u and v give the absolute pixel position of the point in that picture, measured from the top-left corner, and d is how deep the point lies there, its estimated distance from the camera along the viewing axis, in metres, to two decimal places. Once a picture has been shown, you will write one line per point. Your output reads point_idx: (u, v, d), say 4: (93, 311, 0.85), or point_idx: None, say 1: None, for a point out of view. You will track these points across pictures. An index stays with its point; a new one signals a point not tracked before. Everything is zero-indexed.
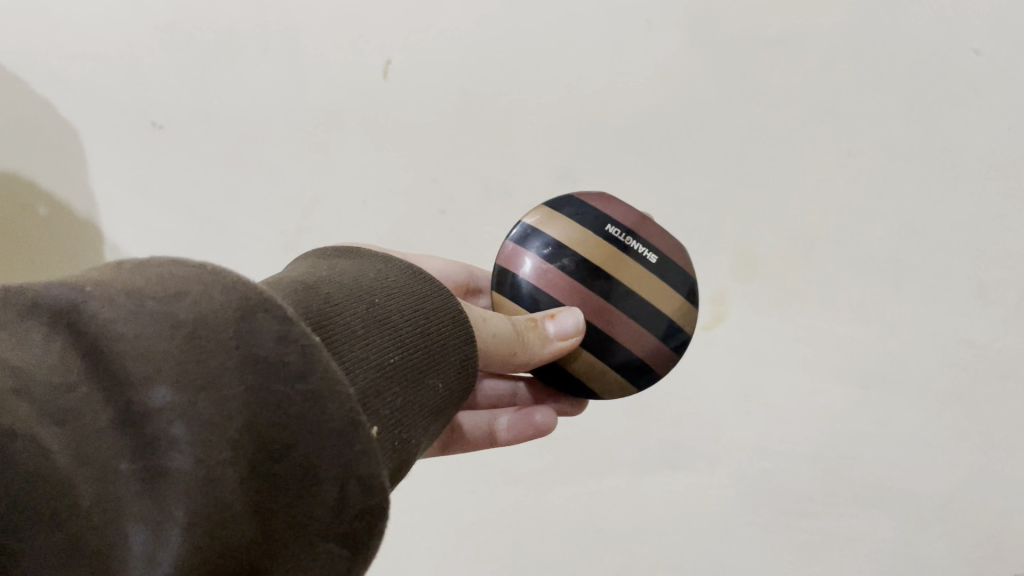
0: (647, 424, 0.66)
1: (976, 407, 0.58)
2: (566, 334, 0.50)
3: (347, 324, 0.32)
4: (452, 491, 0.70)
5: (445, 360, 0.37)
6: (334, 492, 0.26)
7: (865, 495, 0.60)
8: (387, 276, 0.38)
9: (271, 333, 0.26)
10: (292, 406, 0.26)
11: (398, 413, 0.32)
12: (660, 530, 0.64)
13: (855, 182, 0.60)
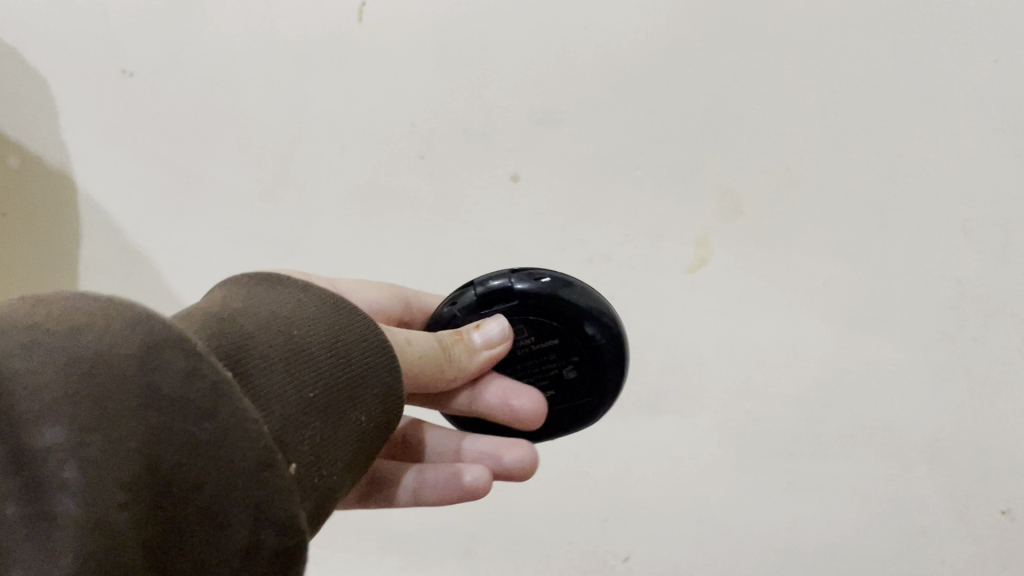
0: (632, 368, 0.65)
1: (964, 345, 0.58)
2: (492, 342, 0.48)
3: (262, 358, 0.32)
4: None
5: (371, 384, 0.36)
6: (244, 528, 0.27)
7: (850, 434, 0.61)
8: (308, 301, 0.37)
9: (179, 368, 0.27)
10: (199, 446, 0.27)
11: (319, 440, 0.32)
12: (647, 474, 0.65)
13: (844, 120, 0.58)
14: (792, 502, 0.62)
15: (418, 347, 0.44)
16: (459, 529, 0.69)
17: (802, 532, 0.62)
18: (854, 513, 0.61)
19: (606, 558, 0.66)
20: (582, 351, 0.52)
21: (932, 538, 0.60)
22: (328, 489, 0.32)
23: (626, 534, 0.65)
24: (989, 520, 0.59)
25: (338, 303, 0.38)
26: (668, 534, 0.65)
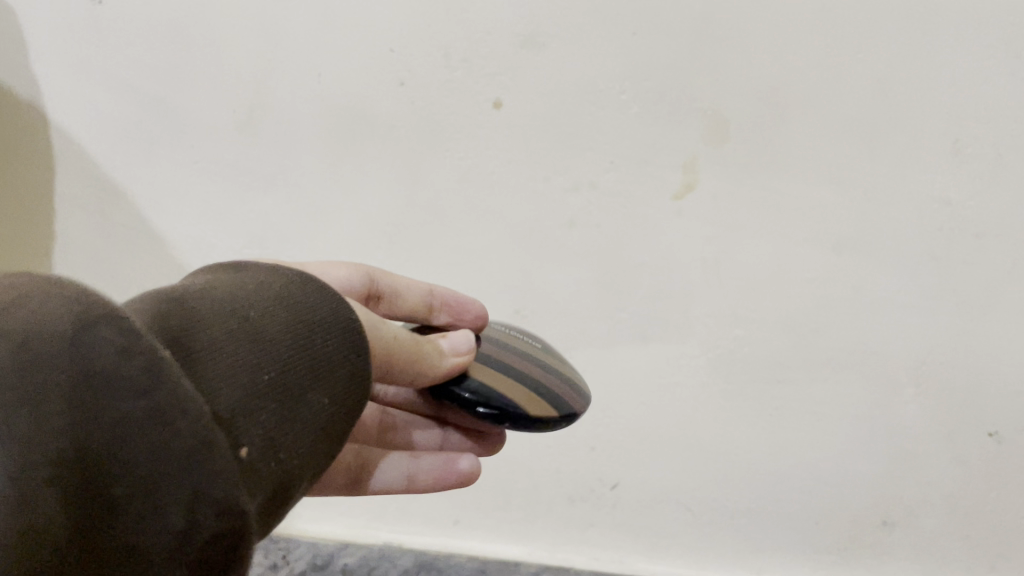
0: (617, 298, 0.63)
1: (951, 267, 0.57)
2: (458, 349, 0.46)
3: (206, 343, 0.30)
4: None
5: (333, 371, 0.34)
6: (180, 514, 0.25)
7: (840, 358, 0.60)
8: (270, 284, 0.35)
9: (113, 343, 0.26)
10: (133, 423, 0.25)
11: (268, 430, 0.30)
12: (635, 402, 0.64)
13: (843, 40, 0.54)
14: (781, 427, 0.62)
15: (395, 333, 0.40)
16: None
17: (791, 457, 0.63)
18: (843, 436, 0.61)
19: (594, 486, 0.66)
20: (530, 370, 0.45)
21: (918, 460, 0.61)
22: (288, 477, 0.31)
23: (614, 462, 0.66)
24: (975, 440, 0.60)
25: (304, 289, 0.36)
26: (656, 459, 0.65)
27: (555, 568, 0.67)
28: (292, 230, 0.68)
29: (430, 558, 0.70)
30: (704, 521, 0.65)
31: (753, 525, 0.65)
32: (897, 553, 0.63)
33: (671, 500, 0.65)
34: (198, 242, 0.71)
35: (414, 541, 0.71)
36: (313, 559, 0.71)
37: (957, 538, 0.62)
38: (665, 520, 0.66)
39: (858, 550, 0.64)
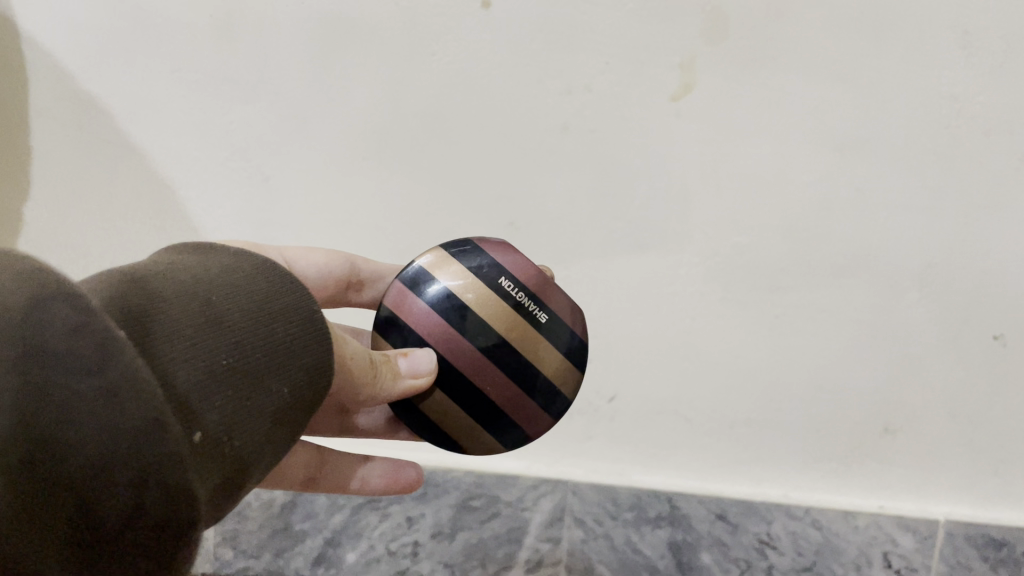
0: (614, 207, 0.60)
1: (956, 166, 0.55)
2: (417, 372, 0.45)
3: (162, 331, 0.30)
4: None
5: (287, 361, 0.35)
6: (126, 493, 0.26)
7: (841, 263, 0.58)
8: (228, 275, 0.36)
9: (67, 322, 0.25)
10: (85, 402, 0.25)
11: (222, 416, 0.31)
12: (631, 313, 0.62)
13: None
14: (781, 334, 0.60)
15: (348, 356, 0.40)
16: None
17: (791, 364, 0.61)
18: (845, 343, 0.60)
19: (591, 399, 0.65)
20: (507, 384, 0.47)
21: (920, 365, 0.60)
22: (237, 460, 0.31)
23: (611, 374, 0.64)
24: (978, 345, 0.59)
25: (260, 282, 0.36)
26: (653, 371, 0.63)
27: (553, 480, 0.65)
28: (275, 140, 0.62)
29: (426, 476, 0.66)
30: (703, 432, 0.64)
31: (754, 436, 0.63)
32: (899, 460, 0.62)
33: (670, 412, 0.64)
34: (177, 156, 0.64)
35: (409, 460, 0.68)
36: None
37: (958, 443, 0.61)
38: (663, 432, 0.64)
39: (859, 458, 0.62)
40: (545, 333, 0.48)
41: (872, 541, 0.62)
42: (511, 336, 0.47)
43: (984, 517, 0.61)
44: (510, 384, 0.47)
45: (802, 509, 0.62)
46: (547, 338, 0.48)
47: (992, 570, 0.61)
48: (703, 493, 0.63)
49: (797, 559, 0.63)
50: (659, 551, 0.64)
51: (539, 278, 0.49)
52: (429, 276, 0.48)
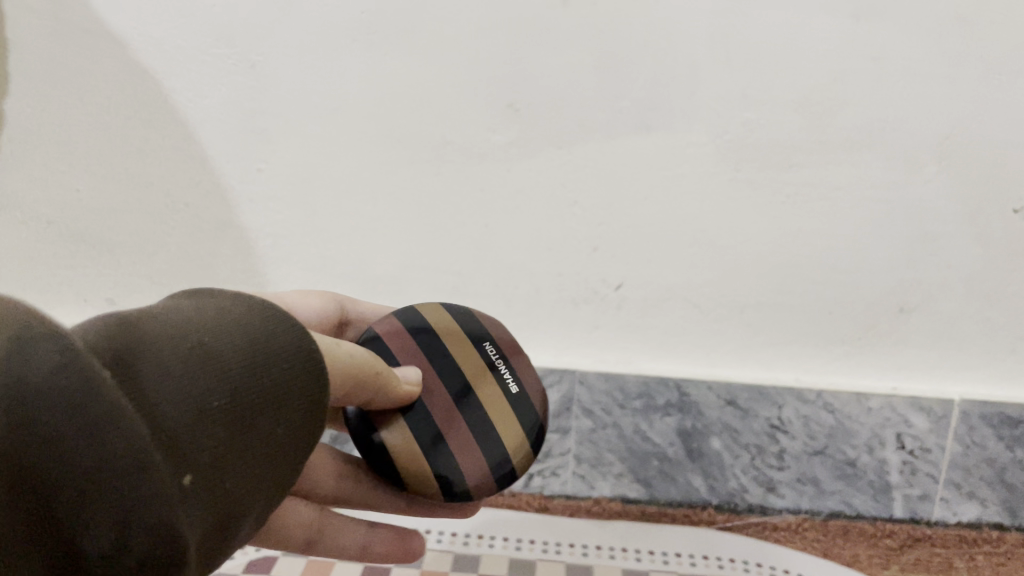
0: (617, 86, 0.55)
1: (978, 28, 0.51)
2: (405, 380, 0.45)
3: (152, 367, 0.28)
4: (378, 181, 0.59)
5: (282, 394, 0.33)
6: (110, 530, 0.24)
7: (857, 136, 0.55)
8: (222, 304, 0.34)
9: (51, 357, 0.24)
10: (68, 441, 0.24)
11: (212, 452, 0.29)
12: (638, 198, 0.59)
13: None
14: (792, 215, 0.58)
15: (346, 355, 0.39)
16: (442, 267, 0.62)
17: (803, 243, 0.58)
18: (860, 221, 0.57)
19: (597, 288, 0.62)
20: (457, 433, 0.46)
21: (938, 243, 0.57)
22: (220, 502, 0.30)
23: (618, 261, 0.61)
24: (1000, 221, 0.56)
25: (256, 308, 0.34)
26: (662, 257, 0.60)
27: (559, 371, 0.63)
28: (256, 24, 0.55)
29: None
30: (712, 317, 0.62)
31: (766, 319, 0.61)
32: (912, 339, 0.60)
33: (677, 298, 0.61)
34: (159, 45, 0.56)
35: None
36: None
37: (975, 322, 0.59)
38: (671, 320, 0.62)
39: (874, 340, 0.60)
40: (506, 393, 0.48)
41: (886, 423, 0.60)
42: (478, 387, 0.48)
43: (998, 395, 0.60)
44: (468, 440, 0.46)
45: (813, 392, 0.61)
46: (513, 403, 0.48)
47: (1007, 449, 0.60)
48: (712, 380, 0.62)
49: (808, 443, 0.62)
50: (667, 439, 0.63)
51: (519, 356, 0.50)
52: (418, 318, 0.50)
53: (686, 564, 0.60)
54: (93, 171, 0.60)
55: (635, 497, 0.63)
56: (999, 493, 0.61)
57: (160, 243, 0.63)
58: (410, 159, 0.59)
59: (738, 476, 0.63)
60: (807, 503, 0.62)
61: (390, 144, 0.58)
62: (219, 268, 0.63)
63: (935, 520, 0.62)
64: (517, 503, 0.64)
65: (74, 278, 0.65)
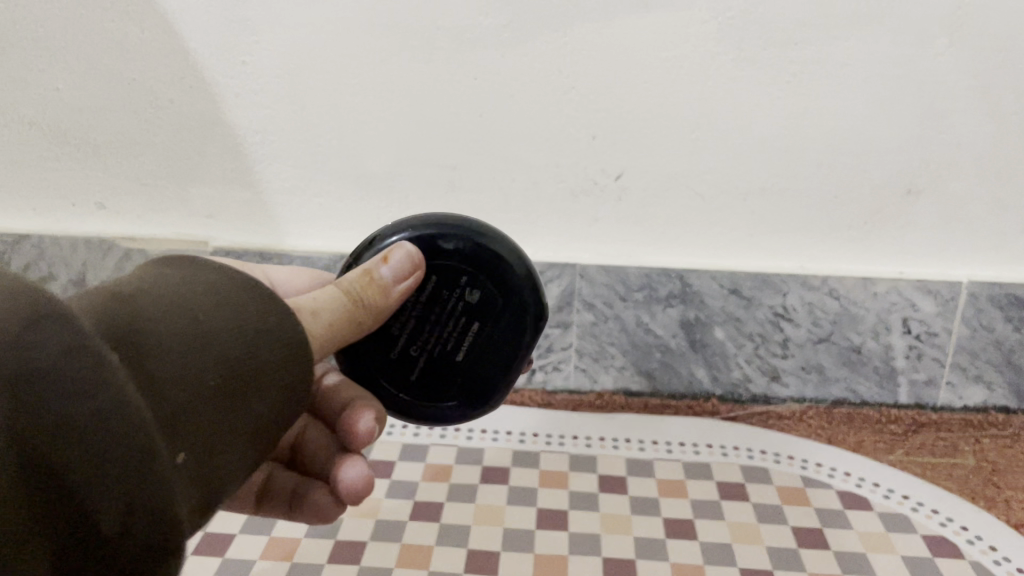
0: None
1: None
2: (404, 271, 0.41)
3: (163, 344, 0.28)
4: (358, 72, 0.55)
5: (272, 378, 0.32)
6: (114, 517, 0.24)
7: (867, 9, 0.51)
8: (230, 293, 0.32)
9: (57, 343, 0.24)
10: (82, 427, 0.23)
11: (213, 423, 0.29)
12: (637, 83, 0.55)
13: None
14: (799, 96, 0.54)
15: (326, 316, 0.37)
16: (435, 161, 0.58)
17: (812, 124, 0.55)
18: (868, 98, 0.54)
19: (597, 179, 0.58)
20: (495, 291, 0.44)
21: (949, 120, 0.54)
22: (219, 478, 0.30)
23: (618, 151, 0.57)
24: (1015, 93, 0.53)
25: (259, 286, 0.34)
26: (665, 145, 0.57)
27: (559, 265, 0.61)
28: None
29: None
30: (715, 206, 0.59)
31: (770, 207, 0.58)
32: (919, 221, 0.58)
33: (679, 187, 0.58)
34: None
35: None
36: None
37: (985, 202, 0.57)
38: (673, 209, 0.59)
39: (881, 224, 0.58)
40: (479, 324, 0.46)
41: (891, 308, 0.60)
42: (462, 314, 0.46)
43: (1008, 276, 0.59)
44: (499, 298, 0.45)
45: (818, 279, 0.59)
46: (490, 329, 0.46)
47: (1014, 331, 0.59)
48: (715, 269, 0.60)
49: (813, 330, 0.61)
50: (670, 330, 0.63)
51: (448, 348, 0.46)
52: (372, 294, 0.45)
53: (689, 451, 0.59)
54: (71, 68, 0.57)
55: (637, 389, 0.65)
56: (1007, 376, 0.61)
57: (147, 142, 0.59)
58: (399, 48, 0.54)
59: (742, 366, 0.63)
60: (810, 392, 0.63)
61: (372, 30, 0.54)
62: (208, 167, 0.60)
63: (939, 404, 0.62)
64: (520, 399, 0.65)
65: (60, 182, 0.62)
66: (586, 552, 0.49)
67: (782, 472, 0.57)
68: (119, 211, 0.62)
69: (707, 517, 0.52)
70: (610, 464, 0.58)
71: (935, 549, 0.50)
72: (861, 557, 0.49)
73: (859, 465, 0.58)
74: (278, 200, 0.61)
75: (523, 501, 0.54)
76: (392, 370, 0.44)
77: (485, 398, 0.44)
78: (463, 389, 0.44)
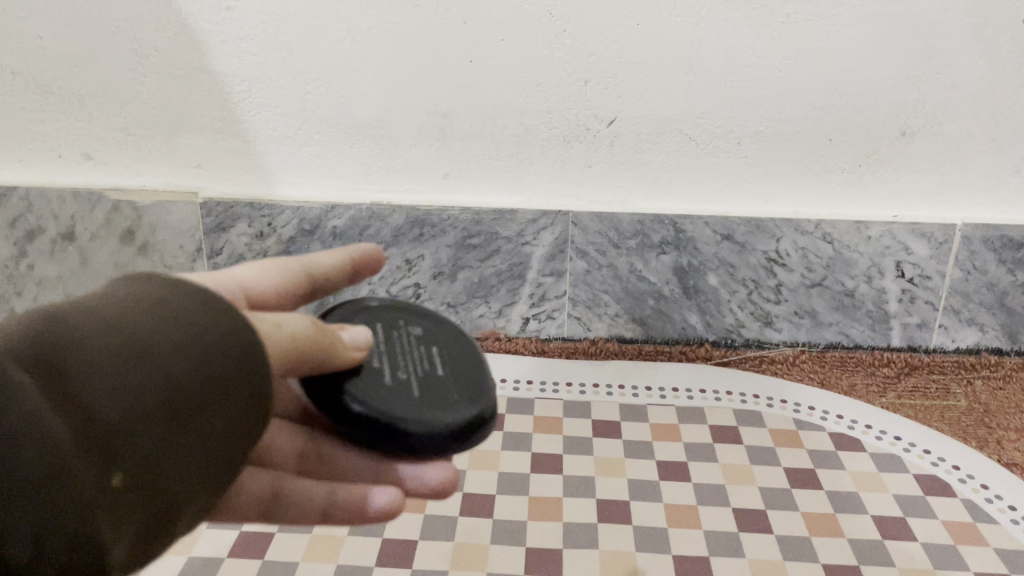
0: None
1: None
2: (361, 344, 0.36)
3: (89, 364, 0.24)
4: (345, 17, 0.54)
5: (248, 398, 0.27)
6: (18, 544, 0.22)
7: None
8: (217, 310, 0.28)
9: None
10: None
11: (159, 441, 0.25)
12: (628, 25, 0.54)
13: None
14: (792, 37, 0.53)
15: (291, 326, 0.31)
16: (424, 108, 0.58)
17: (806, 65, 0.54)
18: (864, 37, 0.53)
19: (589, 125, 0.58)
20: (455, 392, 0.38)
21: (944, 59, 0.53)
22: (195, 498, 0.26)
23: (610, 95, 0.56)
24: (1010, 31, 0.52)
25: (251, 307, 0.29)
26: (658, 88, 0.56)
27: (552, 213, 0.61)
28: None
29: (423, 215, 0.61)
30: (708, 150, 0.58)
31: (763, 150, 0.58)
32: (913, 162, 0.57)
33: (672, 132, 0.58)
34: None
35: (403, 199, 0.61)
36: (301, 226, 0.61)
37: (979, 143, 0.56)
38: (667, 154, 0.59)
39: (875, 166, 0.58)
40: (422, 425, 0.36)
41: (885, 251, 0.59)
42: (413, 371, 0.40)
43: (1002, 217, 0.59)
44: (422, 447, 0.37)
45: (812, 224, 0.59)
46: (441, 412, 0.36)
47: (1008, 272, 0.59)
48: (708, 215, 0.60)
49: (806, 276, 0.61)
50: (663, 277, 0.62)
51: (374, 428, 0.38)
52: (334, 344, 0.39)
53: (682, 397, 0.60)
54: (53, 15, 0.55)
55: (631, 337, 0.65)
56: (999, 318, 0.61)
57: (133, 91, 0.58)
58: None
59: (735, 312, 0.63)
60: (803, 336, 0.63)
61: None
62: (195, 116, 0.59)
63: (932, 347, 0.63)
64: (514, 347, 0.65)
65: (46, 133, 0.60)
66: (580, 495, 0.49)
67: (775, 415, 0.57)
68: (108, 161, 0.61)
69: (700, 460, 0.53)
70: (604, 409, 0.58)
71: (926, 489, 0.50)
72: (852, 497, 0.49)
73: (852, 408, 0.58)
74: (267, 149, 0.60)
75: (517, 446, 0.54)
76: (374, 377, 0.37)
77: (479, 398, 0.38)
78: (455, 397, 0.37)
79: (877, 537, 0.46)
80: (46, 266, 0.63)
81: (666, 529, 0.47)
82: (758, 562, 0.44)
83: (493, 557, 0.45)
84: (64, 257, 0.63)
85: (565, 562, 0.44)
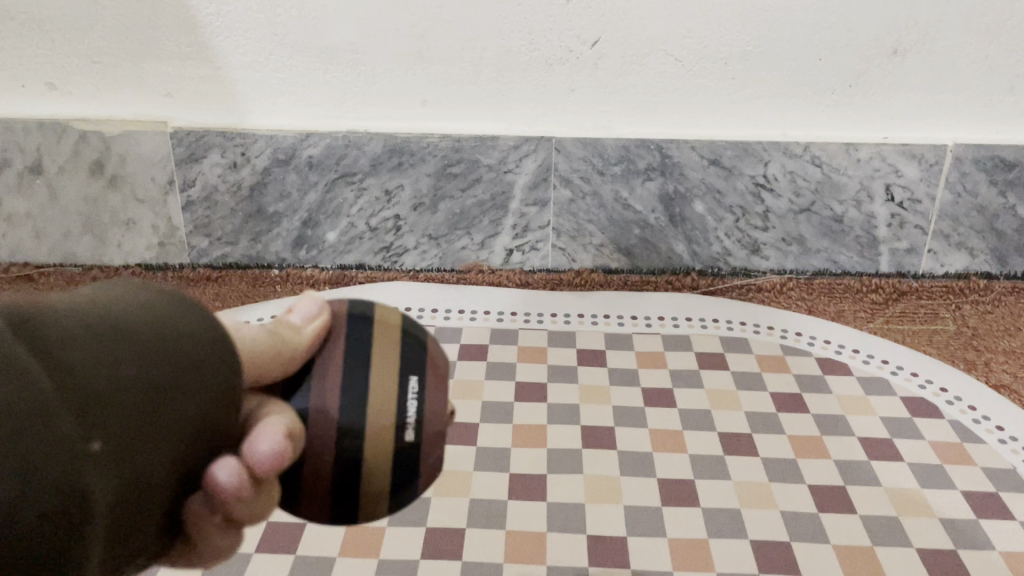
0: None
1: None
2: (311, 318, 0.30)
3: (66, 329, 0.20)
4: None
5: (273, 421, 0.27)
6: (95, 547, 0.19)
7: None
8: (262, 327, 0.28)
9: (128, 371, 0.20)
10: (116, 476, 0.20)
11: (128, 383, 0.20)
12: None
13: None
14: None
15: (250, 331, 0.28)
16: (401, 31, 0.55)
17: None
18: None
19: (572, 46, 0.56)
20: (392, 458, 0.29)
21: None
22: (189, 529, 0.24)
23: (593, 14, 0.54)
24: None
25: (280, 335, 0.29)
26: (643, 8, 0.54)
27: (535, 139, 0.59)
28: None
29: (401, 141, 0.59)
30: (694, 73, 0.56)
31: (751, 72, 0.56)
32: (905, 82, 0.56)
33: (658, 53, 0.56)
34: None
35: (380, 126, 0.59)
36: (275, 156, 0.59)
37: (972, 62, 0.55)
38: (651, 76, 0.57)
39: (865, 87, 0.56)
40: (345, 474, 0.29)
41: (874, 174, 0.58)
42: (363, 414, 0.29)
43: (993, 137, 0.57)
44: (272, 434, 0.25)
45: (800, 147, 0.58)
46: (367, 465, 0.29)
47: (998, 195, 0.58)
48: (695, 139, 0.58)
49: (794, 201, 0.60)
50: (650, 205, 0.61)
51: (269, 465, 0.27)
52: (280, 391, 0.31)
53: (668, 326, 0.59)
54: None
55: (616, 267, 0.64)
56: (989, 242, 0.60)
57: (95, 15, 0.55)
58: None
59: (722, 240, 0.62)
60: (791, 264, 0.62)
61: None
62: (163, 42, 0.56)
63: (921, 272, 0.62)
64: (497, 279, 0.64)
65: (6, 61, 0.58)
66: (565, 422, 0.49)
67: (762, 341, 0.57)
68: (73, 90, 0.59)
69: (685, 386, 0.52)
70: (589, 339, 0.57)
71: (914, 410, 0.50)
72: (839, 419, 0.49)
73: (840, 332, 0.57)
74: (238, 76, 0.58)
75: (501, 375, 0.53)
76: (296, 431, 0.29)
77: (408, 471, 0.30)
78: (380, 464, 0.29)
79: (864, 459, 0.46)
80: (13, 201, 0.61)
81: (651, 454, 0.46)
82: (743, 485, 0.44)
83: (476, 483, 0.44)
84: (30, 191, 0.61)
85: (549, 489, 0.43)
